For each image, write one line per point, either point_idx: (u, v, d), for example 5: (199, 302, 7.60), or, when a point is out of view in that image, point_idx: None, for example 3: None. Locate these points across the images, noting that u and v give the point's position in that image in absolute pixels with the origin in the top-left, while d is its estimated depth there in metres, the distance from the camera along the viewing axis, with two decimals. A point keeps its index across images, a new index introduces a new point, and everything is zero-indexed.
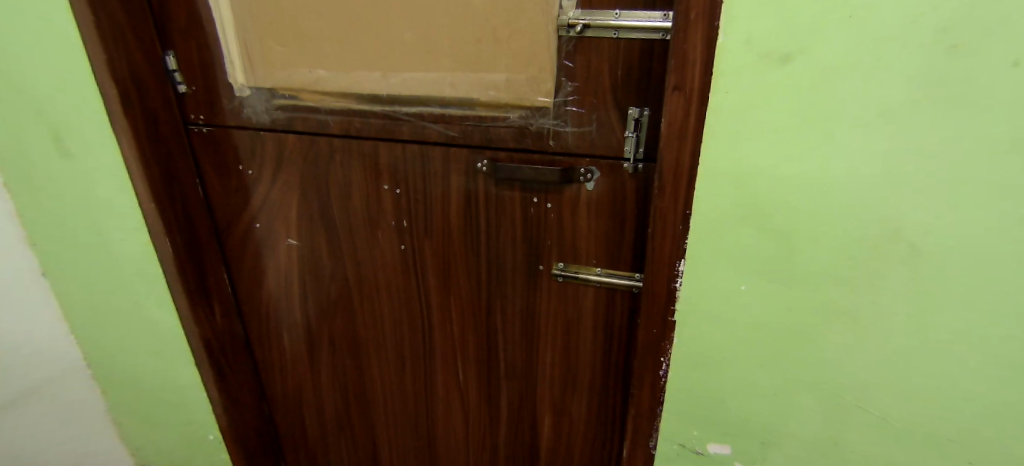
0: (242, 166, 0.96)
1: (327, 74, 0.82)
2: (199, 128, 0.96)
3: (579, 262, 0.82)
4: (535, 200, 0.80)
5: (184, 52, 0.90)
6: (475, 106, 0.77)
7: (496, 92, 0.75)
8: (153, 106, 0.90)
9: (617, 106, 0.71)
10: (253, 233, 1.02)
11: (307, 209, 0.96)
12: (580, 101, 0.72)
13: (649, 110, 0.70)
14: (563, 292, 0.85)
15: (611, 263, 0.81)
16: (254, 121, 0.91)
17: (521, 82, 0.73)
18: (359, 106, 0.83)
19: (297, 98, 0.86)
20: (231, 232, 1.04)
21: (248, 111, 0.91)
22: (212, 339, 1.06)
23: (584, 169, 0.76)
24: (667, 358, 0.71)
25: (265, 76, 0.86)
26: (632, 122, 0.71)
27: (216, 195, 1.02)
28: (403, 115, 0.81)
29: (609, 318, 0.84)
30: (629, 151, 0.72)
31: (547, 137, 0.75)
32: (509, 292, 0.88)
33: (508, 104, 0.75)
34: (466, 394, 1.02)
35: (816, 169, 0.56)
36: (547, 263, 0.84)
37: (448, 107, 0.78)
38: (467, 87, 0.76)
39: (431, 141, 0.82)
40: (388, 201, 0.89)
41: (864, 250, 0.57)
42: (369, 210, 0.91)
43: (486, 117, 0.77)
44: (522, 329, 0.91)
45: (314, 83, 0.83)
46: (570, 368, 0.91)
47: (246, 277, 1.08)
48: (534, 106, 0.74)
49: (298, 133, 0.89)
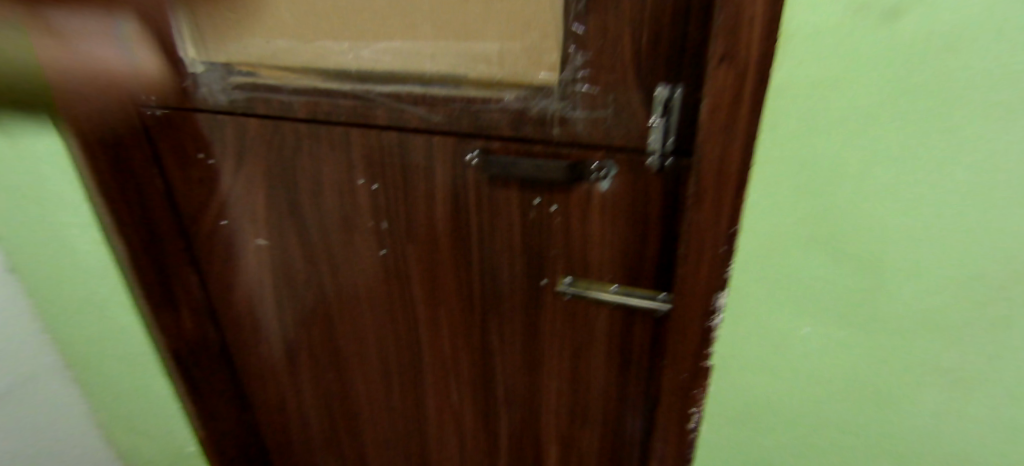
0: (203, 155, 0.83)
1: (285, 46, 0.68)
2: (154, 110, 0.81)
3: (590, 278, 0.67)
4: (536, 201, 0.65)
5: (127, 19, 0.74)
6: (462, 84, 0.62)
7: (486, 66, 0.60)
8: (97, 85, 0.77)
9: (639, 83, 0.55)
10: (220, 232, 0.90)
11: (276, 205, 0.82)
12: (592, 78, 0.56)
13: (683, 89, 0.53)
14: (571, 311, 0.70)
15: (629, 280, 0.65)
16: (210, 103, 0.77)
17: (517, 54, 0.58)
18: (326, 84, 0.68)
19: (255, 75, 0.72)
20: (197, 230, 0.91)
21: (203, 91, 0.77)
22: (180, 347, 0.96)
23: (597, 164, 0.60)
24: (701, 403, 0.58)
25: (219, 47, 0.72)
26: (658, 105, 0.54)
27: (179, 187, 0.88)
28: (376, 95, 0.66)
29: (625, 344, 0.70)
30: (654, 141, 0.56)
31: (550, 124, 0.60)
32: (507, 308, 0.74)
33: (502, 82, 0.60)
34: (461, 418, 0.88)
35: (908, 170, 0.43)
36: (551, 278, 0.69)
37: (430, 85, 0.63)
38: (451, 59, 0.61)
39: (411, 128, 0.67)
40: (365, 198, 0.75)
41: (967, 270, 0.44)
42: (345, 208, 0.77)
43: (476, 97, 0.62)
44: (522, 350, 0.77)
45: (273, 56, 0.69)
46: (579, 397, 0.77)
47: (217, 278, 0.95)
48: (534, 85, 0.58)
49: (259, 117, 0.75)
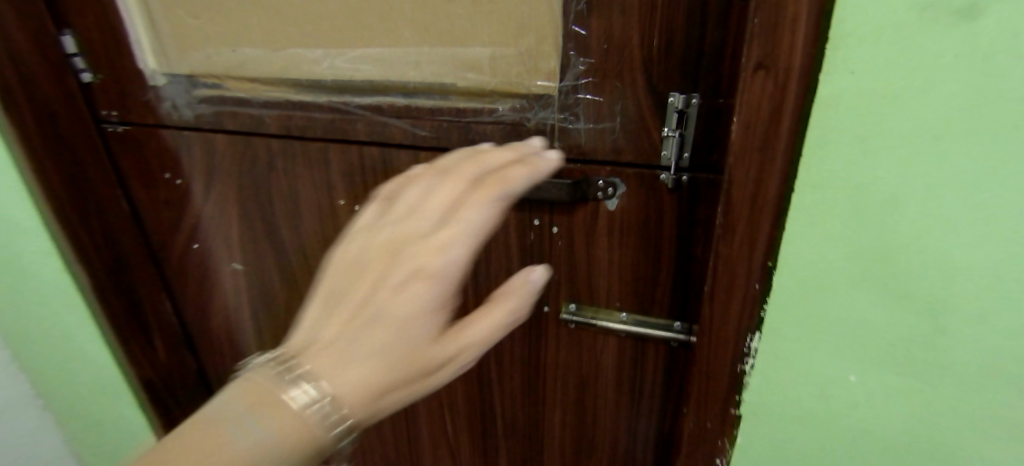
0: (169, 175, 0.76)
1: (253, 55, 0.61)
2: (114, 126, 0.75)
3: (597, 304, 0.61)
4: (535, 223, 0.58)
5: (84, 28, 0.69)
6: (450, 94, 0.55)
7: (477, 74, 0.53)
8: (47, 98, 0.69)
9: (648, 91, 0.49)
10: (192, 255, 0.83)
11: (251, 227, 0.75)
12: (597, 86, 0.50)
13: (700, 97, 0.47)
14: (576, 339, 0.64)
15: (639, 307, 0.59)
16: (175, 118, 0.70)
17: (510, 60, 0.51)
18: (300, 97, 0.62)
19: (221, 87, 0.65)
20: (167, 253, 0.85)
21: (167, 105, 0.70)
22: (156, 378, 0.90)
23: (604, 181, 0.53)
24: (725, 457, 0.50)
25: (182, 57, 0.65)
26: (672, 116, 0.48)
27: (144, 208, 0.82)
28: (356, 107, 0.60)
29: (636, 374, 0.64)
30: (668, 156, 0.50)
31: (550, 138, 0.53)
32: (506, 336, 0.67)
33: (494, 91, 0.53)
34: (457, 453, 0.81)
35: (992, 209, 0.35)
36: (553, 304, 0.63)
37: (415, 96, 0.57)
38: (437, 67, 0.54)
39: (395, 143, 0.60)
40: (347, 220, 0.68)
41: None
42: (325, 230, 0.71)
43: (466, 109, 0.55)
44: (523, 382, 0.70)
45: (240, 66, 0.62)
46: (585, 430, 0.71)
47: (192, 304, 0.88)
48: (531, 94, 0.52)
49: (228, 133, 0.68)
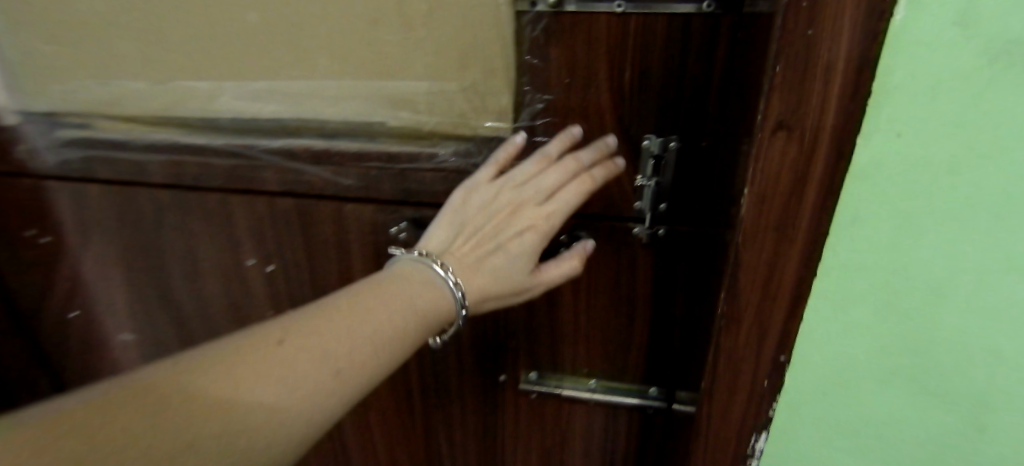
0: (31, 232, 0.61)
1: (129, 88, 0.49)
2: None
3: (562, 372, 0.52)
4: None
5: None
6: (379, 136, 0.46)
7: (412, 114, 0.44)
8: None
9: (619, 133, 0.41)
10: (69, 325, 0.68)
11: (142, 291, 0.62)
12: (557, 126, 0.42)
13: (678, 139, 0.41)
14: (537, 410, 0.55)
15: (611, 374, 0.51)
16: (34, 165, 0.56)
17: (454, 97, 0.42)
18: (193, 139, 0.50)
19: (92, 127, 0.52)
20: (39, 324, 0.69)
21: (21, 150, 0.55)
22: None
23: (568, 236, 0.45)
24: None
25: (31, 92, 0.51)
26: (647, 161, 0.41)
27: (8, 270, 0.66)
28: (264, 152, 0.49)
29: (606, 445, 0.56)
30: (642, 207, 0.43)
31: None
32: (455, 411, 0.58)
33: (434, 134, 0.44)
34: None
35: None
36: (510, 373, 0.54)
37: (337, 139, 0.47)
38: (363, 102, 0.44)
39: (314, 193, 0.50)
40: (259, 283, 0.57)
41: None
42: (234, 294, 0.59)
43: (400, 154, 0.46)
44: (477, 458, 0.61)
45: (114, 103, 0.50)
46: None
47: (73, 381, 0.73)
48: (479, 136, 0.44)
49: (105, 182, 0.56)
